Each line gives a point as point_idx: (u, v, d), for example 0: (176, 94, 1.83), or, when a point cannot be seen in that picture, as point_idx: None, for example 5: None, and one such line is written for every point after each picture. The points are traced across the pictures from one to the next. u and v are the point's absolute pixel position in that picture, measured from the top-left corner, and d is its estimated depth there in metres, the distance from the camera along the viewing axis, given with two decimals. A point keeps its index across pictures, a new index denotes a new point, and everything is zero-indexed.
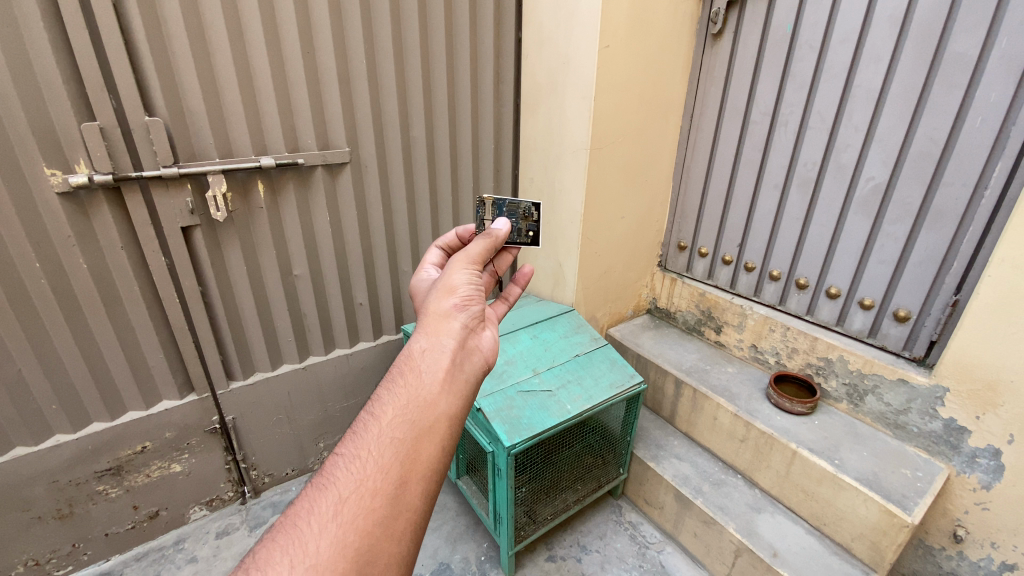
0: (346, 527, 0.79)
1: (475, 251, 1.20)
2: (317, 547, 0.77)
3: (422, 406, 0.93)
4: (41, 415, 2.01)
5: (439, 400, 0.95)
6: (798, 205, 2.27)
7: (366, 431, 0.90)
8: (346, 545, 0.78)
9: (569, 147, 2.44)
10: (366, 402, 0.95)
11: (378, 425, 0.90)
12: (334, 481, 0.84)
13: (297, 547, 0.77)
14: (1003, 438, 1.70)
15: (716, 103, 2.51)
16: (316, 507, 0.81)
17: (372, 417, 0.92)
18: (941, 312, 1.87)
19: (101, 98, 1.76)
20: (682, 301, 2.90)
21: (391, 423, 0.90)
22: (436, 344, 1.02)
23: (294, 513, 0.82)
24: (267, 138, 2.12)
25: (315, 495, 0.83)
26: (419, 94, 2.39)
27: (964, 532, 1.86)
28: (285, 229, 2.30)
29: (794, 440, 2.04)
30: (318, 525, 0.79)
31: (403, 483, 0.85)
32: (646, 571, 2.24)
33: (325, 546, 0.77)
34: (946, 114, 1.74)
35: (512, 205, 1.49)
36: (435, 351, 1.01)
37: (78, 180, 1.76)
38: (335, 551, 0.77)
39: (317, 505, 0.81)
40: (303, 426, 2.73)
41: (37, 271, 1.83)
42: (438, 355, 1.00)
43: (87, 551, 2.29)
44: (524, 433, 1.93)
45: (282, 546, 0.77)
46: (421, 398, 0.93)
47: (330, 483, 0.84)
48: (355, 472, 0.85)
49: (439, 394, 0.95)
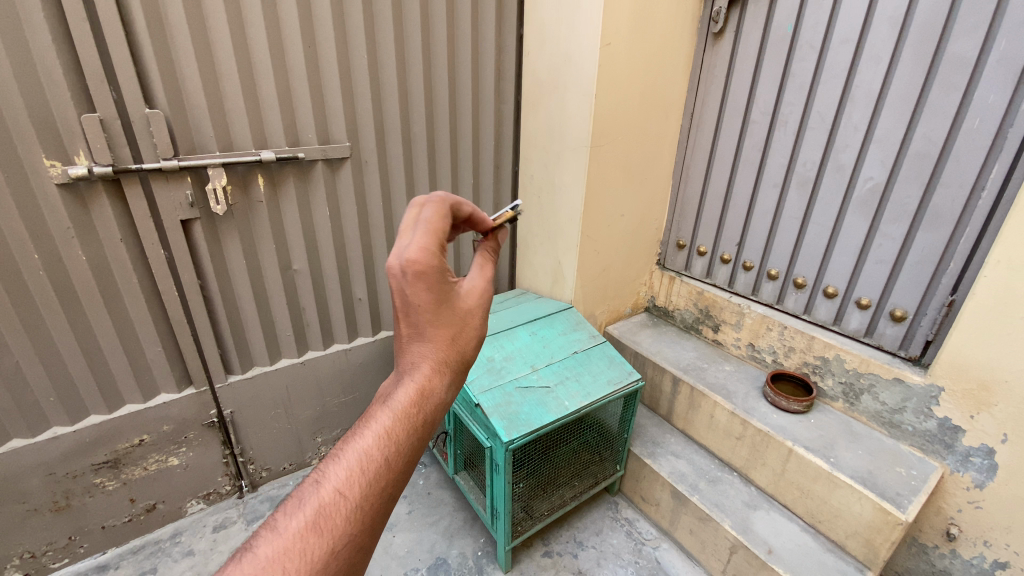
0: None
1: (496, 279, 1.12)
2: None
3: None
4: (39, 407, 2.01)
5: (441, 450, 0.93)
6: (797, 204, 2.28)
7: (376, 476, 0.82)
8: None
9: (570, 145, 2.45)
10: (379, 437, 0.85)
11: (390, 474, 0.83)
12: (332, 528, 0.77)
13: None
14: (997, 438, 1.72)
15: (716, 102, 2.52)
16: (310, 557, 0.74)
17: (385, 458, 0.84)
18: (937, 312, 1.89)
19: (101, 89, 1.75)
20: (680, 300, 2.91)
21: (400, 472, 0.85)
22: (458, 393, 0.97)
23: (280, 555, 0.73)
24: (268, 132, 2.12)
25: (308, 540, 0.75)
26: (420, 90, 2.39)
27: (958, 530, 1.88)
28: (285, 224, 2.30)
29: (791, 438, 2.06)
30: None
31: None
32: (642, 567, 2.25)
33: None
34: (944, 115, 1.75)
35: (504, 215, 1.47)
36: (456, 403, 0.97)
37: (78, 171, 1.77)
38: None
39: (309, 553, 0.74)
40: (301, 421, 2.74)
41: (36, 263, 1.82)
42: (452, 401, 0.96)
43: (83, 544, 2.29)
44: (522, 429, 1.93)
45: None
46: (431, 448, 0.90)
47: (328, 531, 0.77)
48: (355, 523, 0.79)
49: None
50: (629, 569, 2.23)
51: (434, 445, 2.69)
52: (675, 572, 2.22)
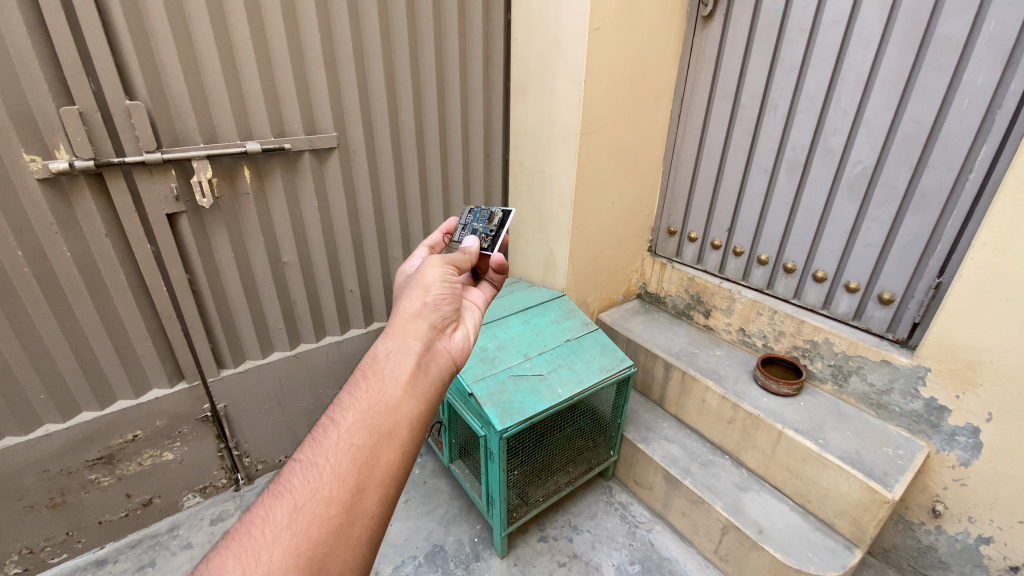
0: (301, 535, 0.82)
1: (450, 257, 1.36)
2: (270, 556, 0.79)
3: (383, 410, 0.97)
4: (30, 405, 2.00)
5: (402, 404, 0.99)
6: (787, 189, 2.28)
7: (325, 438, 0.94)
8: (299, 553, 0.81)
9: (560, 133, 2.43)
10: (328, 408, 1.00)
11: (337, 430, 0.94)
12: (289, 488, 0.87)
13: (250, 553, 0.80)
14: (982, 417, 1.76)
15: (706, 87, 2.50)
16: (271, 514, 0.84)
17: (333, 423, 0.96)
18: (924, 295, 1.91)
19: (80, 81, 1.71)
20: (672, 286, 2.92)
21: (350, 428, 0.94)
22: (402, 344, 1.09)
23: (247, 522, 0.84)
24: (252, 122, 2.08)
25: (269, 503, 0.86)
26: (407, 77, 2.36)
27: (943, 507, 1.92)
28: (272, 215, 2.27)
29: (780, 420, 2.09)
30: (271, 533, 0.81)
31: (360, 490, 0.89)
32: (636, 548, 2.28)
33: (277, 554, 0.79)
34: (933, 98, 1.76)
35: (483, 212, 1.77)
36: (401, 351, 1.07)
37: (59, 166, 1.73)
38: (287, 558, 0.80)
39: (271, 514, 0.84)
40: (296, 413, 2.74)
41: (20, 260, 1.79)
42: (402, 357, 1.06)
43: (81, 539, 2.28)
44: (516, 417, 1.95)
45: (236, 554, 0.80)
46: (384, 401, 0.98)
47: (286, 492, 0.87)
48: (312, 479, 0.88)
49: (401, 397, 1.00)
50: (624, 551, 2.27)
51: (429, 434, 2.70)
52: (668, 553, 2.25)
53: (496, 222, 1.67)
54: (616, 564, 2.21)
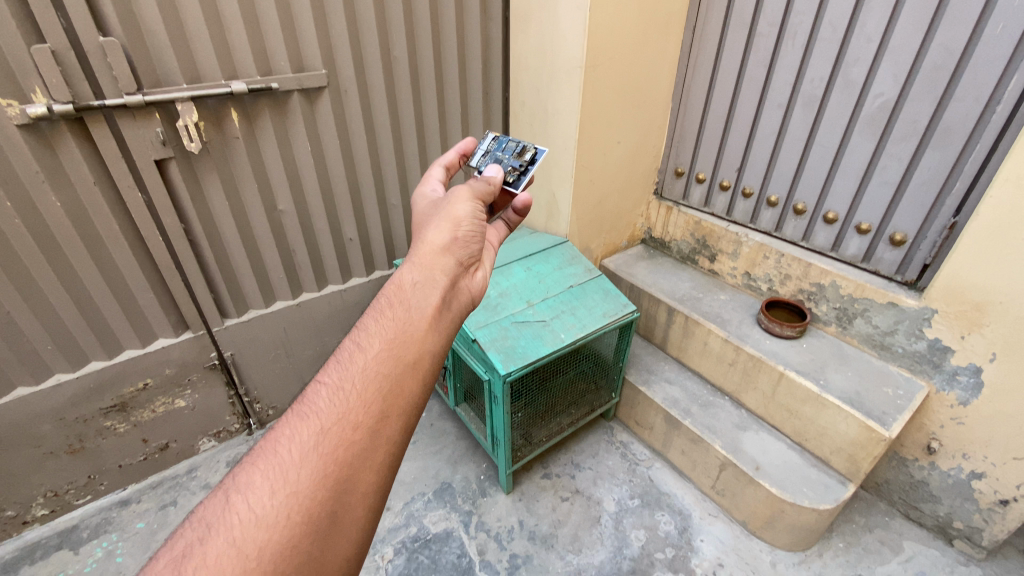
0: (327, 456, 0.81)
1: (476, 189, 1.31)
2: (298, 473, 0.79)
3: (409, 340, 0.96)
4: (39, 356, 2.02)
5: (427, 337, 0.98)
6: (801, 125, 2.17)
7: (349, 363, 0.92)
8: (326, 473, 0.80)
9: (563, 67, 2.28)
10: (352, 333, 0.97)
11: (362, 358, 0.92)
12: (315, 411, 0.86)
13: (277, 470, 0.79)
14: (985, 357, 1.76)
15: (721, 13, 2.32)
16: (297, 435, 0.83)
17: (358, 349, 0.94)
18: (937, 236, 1.86)
19: (46, 14, 1.59)
20: (678, 230, 2.86)
21: (375, 356, 0.92)
22: (429, 277, 1.06)
23: (272, 440, 0.83)
24: (236, 60, 1.95)
25: (294, 424, 0.85)
26: (398, 7, 2.18)
27: (938, 444, 1.97)
28: (265, 161, 2.19)
29: (782, 362, 2.10)
30: (297, 453, 0.81)
31: (385, 417, 0.88)
32: (636, 484, 2.37)
33: (305, 472, 0.79)
34: (965, 21, 1.62)
35: (510, 142, 1.69)
36: (428, 285, 1.04)
37: (37, 110, 1.64)
38: (314, 477, 0.79)
39: (297, 433, 0.83)
40: (302, 361, 2.78)
41: (9, 211, 1.75)
42: (428, 290, 1.04)
43: (104, 481, 2.38)
44: (519, 362, 1.96)
45: (262, 471, 0.80)
46: (409, 333, 0.96)
47: (310, 415, 0.85)
48: (337, 404, 0.86)
49: (426, 329, 0.98)
50: (624, 487, 2.35)
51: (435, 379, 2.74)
52: (667, 489, 2.34)
53: (523, 158, 1.60)
54: (617, 498, 2.30)
